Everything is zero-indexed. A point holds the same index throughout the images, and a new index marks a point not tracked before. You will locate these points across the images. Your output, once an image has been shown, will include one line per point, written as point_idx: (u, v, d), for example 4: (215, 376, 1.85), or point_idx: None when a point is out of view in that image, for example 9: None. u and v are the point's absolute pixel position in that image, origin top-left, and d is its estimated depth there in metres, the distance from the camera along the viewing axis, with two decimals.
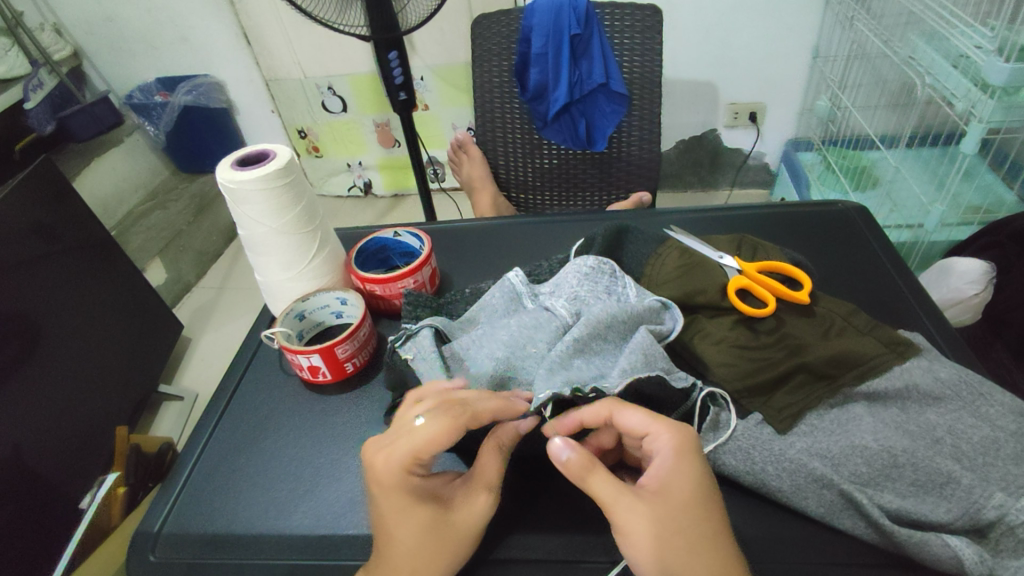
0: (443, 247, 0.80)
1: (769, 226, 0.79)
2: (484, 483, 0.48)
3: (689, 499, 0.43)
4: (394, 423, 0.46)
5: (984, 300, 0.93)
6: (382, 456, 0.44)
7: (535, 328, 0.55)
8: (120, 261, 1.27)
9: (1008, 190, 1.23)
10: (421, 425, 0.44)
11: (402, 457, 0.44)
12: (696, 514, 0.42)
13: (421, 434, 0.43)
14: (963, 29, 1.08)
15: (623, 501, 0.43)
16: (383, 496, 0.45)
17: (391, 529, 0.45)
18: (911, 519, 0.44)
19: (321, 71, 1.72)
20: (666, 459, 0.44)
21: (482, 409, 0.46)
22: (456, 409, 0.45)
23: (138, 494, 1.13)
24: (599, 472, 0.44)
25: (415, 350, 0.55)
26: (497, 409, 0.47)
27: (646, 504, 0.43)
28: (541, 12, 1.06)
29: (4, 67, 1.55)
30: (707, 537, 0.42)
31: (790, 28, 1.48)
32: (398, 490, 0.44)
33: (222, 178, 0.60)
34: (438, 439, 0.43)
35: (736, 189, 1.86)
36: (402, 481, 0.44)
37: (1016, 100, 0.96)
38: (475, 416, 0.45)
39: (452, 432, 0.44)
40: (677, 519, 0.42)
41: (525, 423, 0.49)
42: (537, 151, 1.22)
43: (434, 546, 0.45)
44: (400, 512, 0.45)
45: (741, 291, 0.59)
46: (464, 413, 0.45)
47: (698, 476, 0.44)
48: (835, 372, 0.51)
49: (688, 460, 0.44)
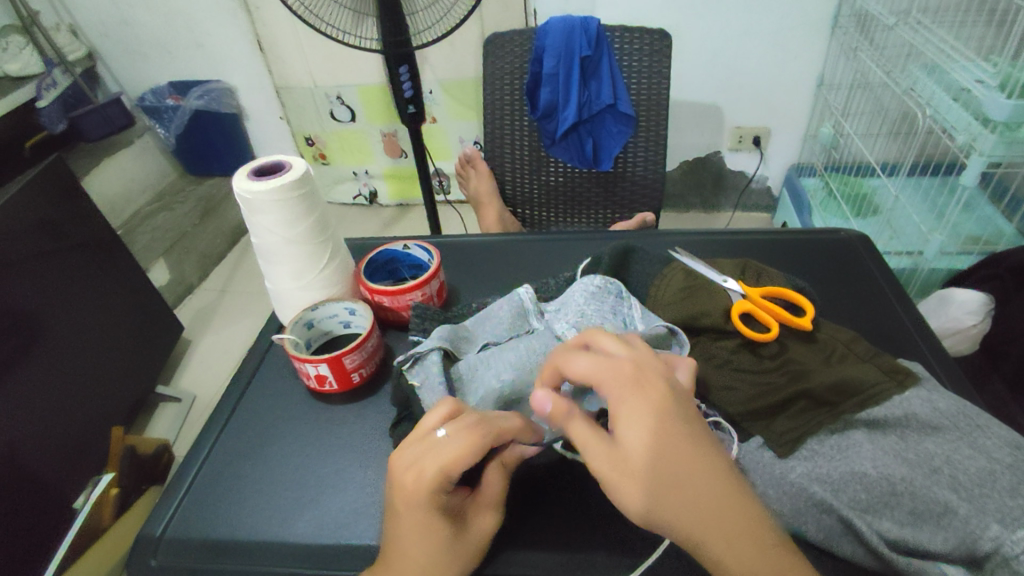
0: (451, 261, 0.82)
1: (773, 252, 0.80)
2: (489, 503, 0.49)
3: (649, 447, 0.42)
4: (416, 437, 0.46)
5: (983, 330, 0.95)
6: (412, 475, 0.44)
7: (541, 352, 0.55)
8: (125, 261, 1.28)
9: (1008, 223, 1.25)
10: (449, 441, 0.45)
11: (431, 479, 0.44)
12: (676, 464, 0.42)
13: (450, 450, 0.44)
14: (966, 64, 1.10)
15: (594, 449, 0.44)
16: (406, 513, 0.45)
17: (404, 542, 0.45)
18: (909, 547, 0.45)
19: (332, 81, 1.74)
20: (619, 405, 0.44)
21: (503, 428, 0.47)
22: (480, 426, 0.46)
23: (131, 497, 1.11)
24: (577, 422, 0.46)
25: (423, 375, 0.56)
26: (517, 429, 0.48)
27: (614, 451, 0.43)
28: (553, 34, 1.08)
29: (18, 65, 1.61)
30: (678, 476, 0.42)
31: (797, 57, 1.51)
32: (424, 509, 0.44)
33: (239, 188, 0.61)
34: (465, 457, 0.44)
35: (739, 212, 1.87)
36: (429, 500, 0.44)
37: (1017, 135, 0.97)
38: (494, 436, 0.46)
39: (477, 452, 0.44)
40: (642, 464, 0.42)
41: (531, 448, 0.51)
42: (544, 169, 1.23)
43: (446, 561, 0.46)
44: (421, 530, 0.45)
45: (744, 316, 0.60)
46: (487, 430, 0.46)
47: (652, 409, 0.43)
48: (836, 399, 0.52)
49: (638, 395, 0.44)
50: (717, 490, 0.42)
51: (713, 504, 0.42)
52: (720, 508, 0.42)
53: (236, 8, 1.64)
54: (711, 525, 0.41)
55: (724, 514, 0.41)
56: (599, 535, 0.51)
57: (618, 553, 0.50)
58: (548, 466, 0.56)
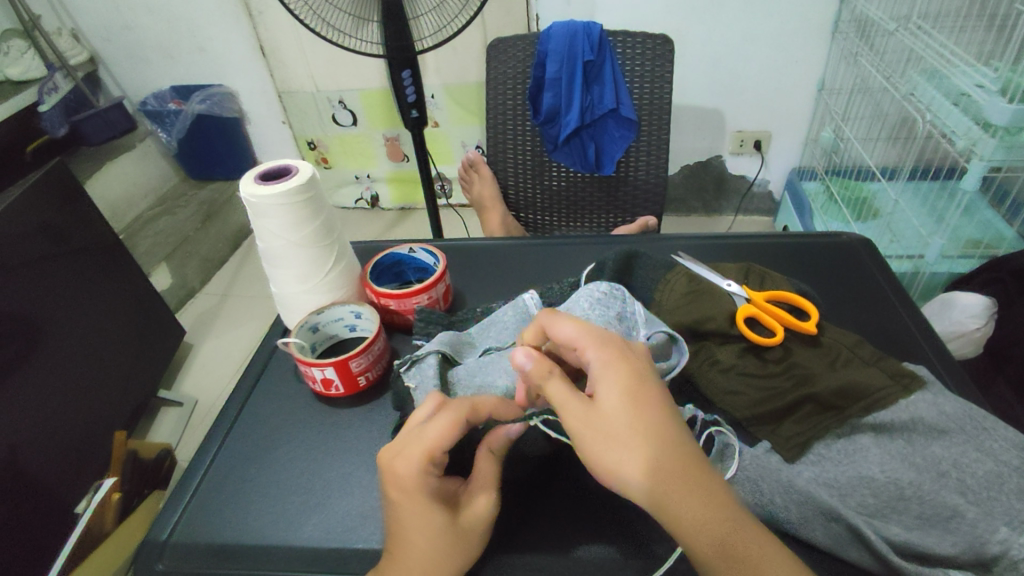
0: (455, 265, 0.82)
1: (776, 256, 0.81)
2: (485, 486, 0.48)
3: (626, 408, 0.43)
4: (405, 428, 0.48)
5: (987, 334, 0.94)
6: (399, 461, 0.46)
7: None
8: (126, 266, 1.28)
9: (1008, 227, 1.25)
10: (431, 422, 0.46)
11: (419, 458, 0.45)
12: (651, 425, 0.43)
13: (430, 429, 0.46)
14: (966, 69, 1.10)
15: (571, 405, 0.44)
16: (402, 498, 0.46)
17: (405, 531, 0.46)
18: (916, 552, 0.45)
19: (334, 85, 1.74)
20: (598, 367, 0.46)
21: (484, 405, 0.48)
22: (460, 405, 0.47)
23: (132, 502, 1.10)
24: (556, 379, 0.46)
25: (419, 378, 0.56)
26: (497, 405, 0.49)
27: (591, 407, 0.44)
28: (556, 39, 1.09)
29: (19, 69, 1.62)
30: (653, 438, 0.43)
31: (797, 62, 1.52)
32: (416, 491, 0.45)
33: (246, 192, 0.62)
34: (445, 432, 0.45)
35: (740, 216, 1.87)
36: (419, 480, 0.45)
37: (1017, 139, 0.98)
38: (474, 409, 0.47)
39: (457, 425, 0.46)
40: (616, 424, 0.43)
41: (514, 427, 0.50)
42: (546, 173, 1.23)
43: (443, 545, 0.46)
44: (416, 514, 0.45)
45: (749, 320, 0.60)
46: (467, 407, 0.47)
47: (631, 377, 0.45)
48: (842, 403, 0.52)
49: (617, 360, 0.46)
50: (684, 464, 0.42)
51: (677, 475, 0.42)
52: (687, 480, 0.42)
53: (239, 13, 1.65)
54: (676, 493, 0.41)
55: (689, 495, 0.42)
56: (606, 541, 0.51)
57: (619, 558, 0.50)
58: (556, 469, 0.56)
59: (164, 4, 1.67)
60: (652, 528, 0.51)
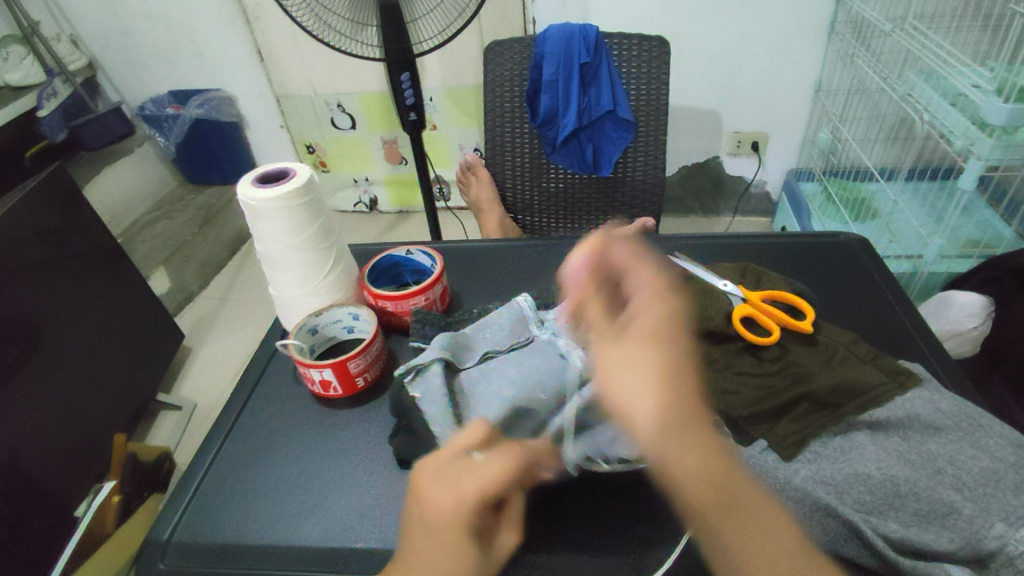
0: (452, 266, 0.82)
1: (772, 256, 0.81)
2: (511, 524, 0.47)
3: (649, 317, 0.47)
4: (448, 460, 0.43)
5: (984, 333, 0.94)
6: (448, 498, 0.42)
7: (547, 374, 0.54)
8: (126, 270, 1.28)
9: (1006, 227, 1.26)
10: (487, 461, 0.43)
11: (476, 499, 0.41)
12: (667, 336, 0.46)
13: (489, 470, 0.42)
14: (963, 69, 1.11)
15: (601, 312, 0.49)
16: (441, 537, 0.42)
17: (432, 569, 0.42)
18: (915, 549, 0.44)
19: (333, 89, 1.75)
20: (637, 286, 0.50)
21: (532, 444, 0.46)
22: (515, 446, 0.44)
23: (132, 504, 1.10)
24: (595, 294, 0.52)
25: (424, 389, 0.55)
26: (542, 444, 0.47)
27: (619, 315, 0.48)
28: (553, 41, 1.10)
29: (18, 75, 1.61)
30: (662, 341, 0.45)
31: (794, 63, 1.52)
32: (460, 532, 0.42)
33: (245, 195, 0.62)
34: (506, 475, 0.42)
35: (737, 217, 1.87)
36: (466, 521, 0.42)
37: (1014, 138, 0.98)
38: (526, 450, 0.45)
39: (517, 465, 0.43)
40: (631, 325, 0.46)
41: (544, 464, 0.49)
42: (544, 175, 1.24)
43: None
44: (454, 555, 0.42)
45: (745, 319, 0.61)
46: (521, 449, 0.44)
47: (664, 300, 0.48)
48: (839, 400, 0.52)
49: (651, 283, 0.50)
50: (695, 416, 0.43)
51: (688, 420, 0.42)
52: (694, 432, 0.42)
53: (238, 18, 1.66)
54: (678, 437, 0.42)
55: (692, 444, 0.42)
56: (607, 539, 0.51)
57: (619, 555, 0.50)
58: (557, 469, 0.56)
59: (163, 9, 1.67)
60: (652, 527, 0.51)
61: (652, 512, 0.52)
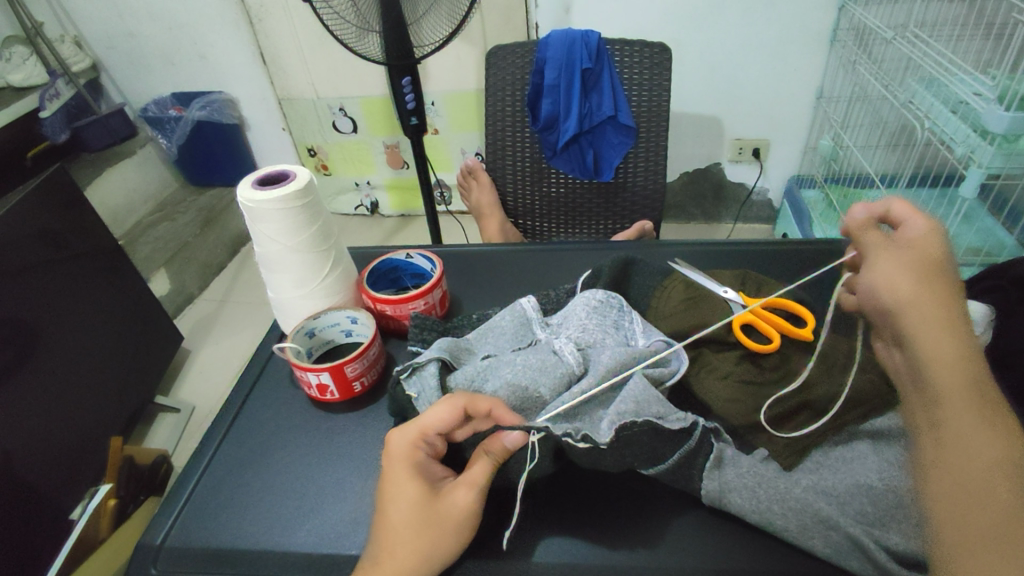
0: (453, 271, 0.82)
1: (773, 262, 0.80)
2: (469, 481, 0.48)
3: (901, 285, 0.49)
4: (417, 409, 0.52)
5: None
6: (396, 434, 0.50)
7: (540, 371, 0.55)
8: (124, 272, 1.28)
9: (1008, 235, 1.25)
10: (432, 405, 0.50)
11: (411, 432, 0.49)
12: (930, 308, 0.47)
13: (427, 410, 0.50)
14: (964, 76, 1.10)
15: (883, 248, 0.53)
16: (390, 468, 0.49)
17: (387, 504, 0.48)
18: (914, 561, 0.44)
19: (334, 92, 1.75)
20: (916, 230, 0.53)
21: (483, 400, 0.50)
22: (459, 394, 0.50)
23: (126, 509, 1.11)
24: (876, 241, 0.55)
25: (419, 386, 0.56)
26: (498, 404, 0.50)
27: (895, 254, 0.52)
28: (554, 46, 1.10)
29: (22, 75, 1.65)
30: (912, 320, 0.47)
31: (796, 70, 1.52)
32: (402, 462, 0.49)
33: (243, 196, 0.62)
34: (439, 413, 0.49)
35: (739, 223, 1.87)
36: (409, 454, 0.49)
37: (1016, 146, 0.97)
38: (472, 401, 0.50)
39: (450, 411, 0.49)
40: (914, 261, 0.50)
41: (512, 436, 0.48)
42: (545, 179, 1.23)
43: (415, 525, 0.47)
44: (397, 485, 0.48)
45: (746, 326, 0.62)
46: (465, 396, 0.50)
47: (919, 256, 0.51)
48: (838, 410, 0.53)
49: (916, 254, 0.51)
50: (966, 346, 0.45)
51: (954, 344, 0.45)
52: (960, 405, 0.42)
53: (240, 21, 1.66)
54: (929, 323, 0.46)
55: (936, 332, 0.46)
56: (605, 546, 0.50)
57: (606, 560, 0.49)
58: (559, 476, 0.55)
59: (167, 11, 1.68)
60: (646, 528, 0.51)
61: (648, 516, 0.52)
